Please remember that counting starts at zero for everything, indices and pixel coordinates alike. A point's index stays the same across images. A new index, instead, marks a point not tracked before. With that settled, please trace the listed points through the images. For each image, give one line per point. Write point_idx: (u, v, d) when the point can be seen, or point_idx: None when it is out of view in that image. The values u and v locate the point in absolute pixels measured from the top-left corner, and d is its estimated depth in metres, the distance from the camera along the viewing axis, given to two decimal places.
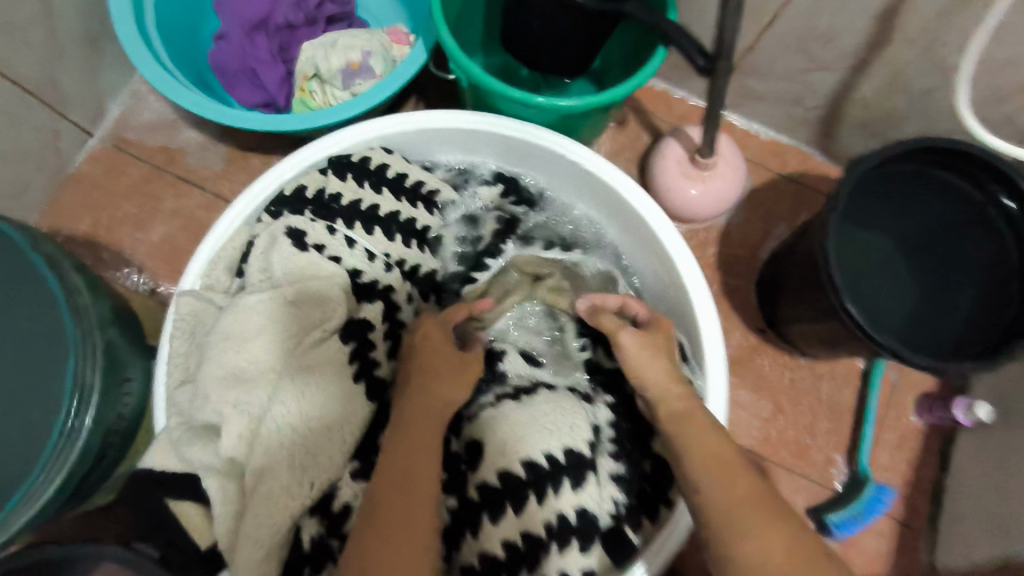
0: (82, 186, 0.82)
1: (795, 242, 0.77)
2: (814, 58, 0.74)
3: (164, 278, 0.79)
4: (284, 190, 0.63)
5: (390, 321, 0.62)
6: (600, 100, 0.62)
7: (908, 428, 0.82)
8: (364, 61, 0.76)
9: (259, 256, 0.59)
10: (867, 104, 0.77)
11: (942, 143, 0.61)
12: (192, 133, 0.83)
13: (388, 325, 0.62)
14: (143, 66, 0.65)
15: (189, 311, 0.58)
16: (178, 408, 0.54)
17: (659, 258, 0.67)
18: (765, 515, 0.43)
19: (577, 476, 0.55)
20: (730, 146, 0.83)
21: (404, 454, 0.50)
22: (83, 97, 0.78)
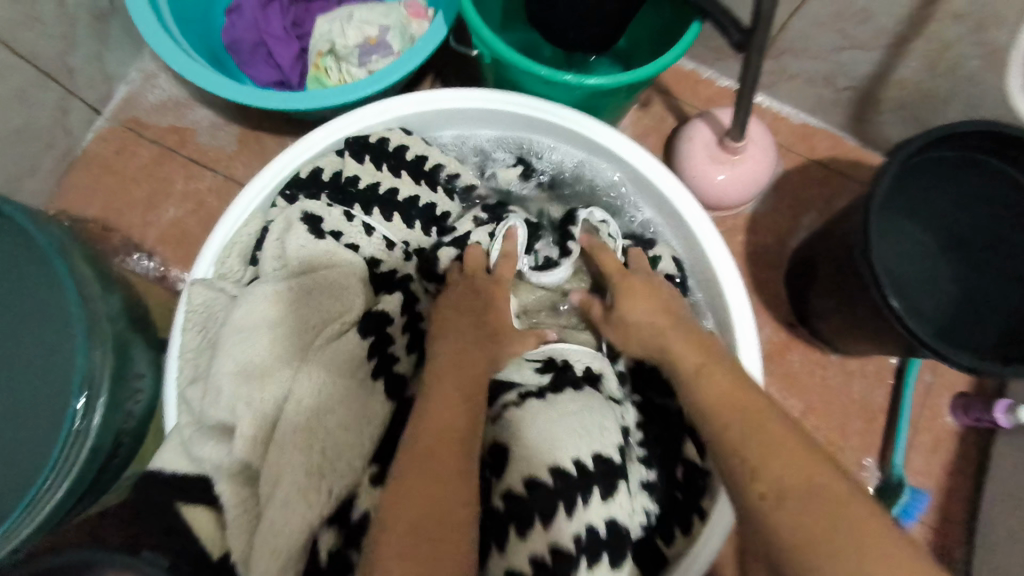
0: (91, 169, 0.79)
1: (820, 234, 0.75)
2: (850, 37, 0.70)
3: (175, 264, 0.77)
4: (299, 172, 0.60)
5: (409, 313, 0.59)
6: (632, 78, 0.59)
7: (941, 430, 0.79)
8: (382, 36, 0.73)
9: (275, 241, 0.56)
10: (905, 85, 0.73)
11: (994, 127, 0.57)
12: (203, 113, 0.81)
13: (407, 317, 0.59)
14: (172, 59, 0.63)
15: (202, 302, 0.56)
16: (190, 407, 0.53)
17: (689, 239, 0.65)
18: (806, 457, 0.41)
19: (607, 484, 0.51)
20: (760, 128, 0.79)
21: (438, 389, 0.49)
22: (91, 76, 0.75)
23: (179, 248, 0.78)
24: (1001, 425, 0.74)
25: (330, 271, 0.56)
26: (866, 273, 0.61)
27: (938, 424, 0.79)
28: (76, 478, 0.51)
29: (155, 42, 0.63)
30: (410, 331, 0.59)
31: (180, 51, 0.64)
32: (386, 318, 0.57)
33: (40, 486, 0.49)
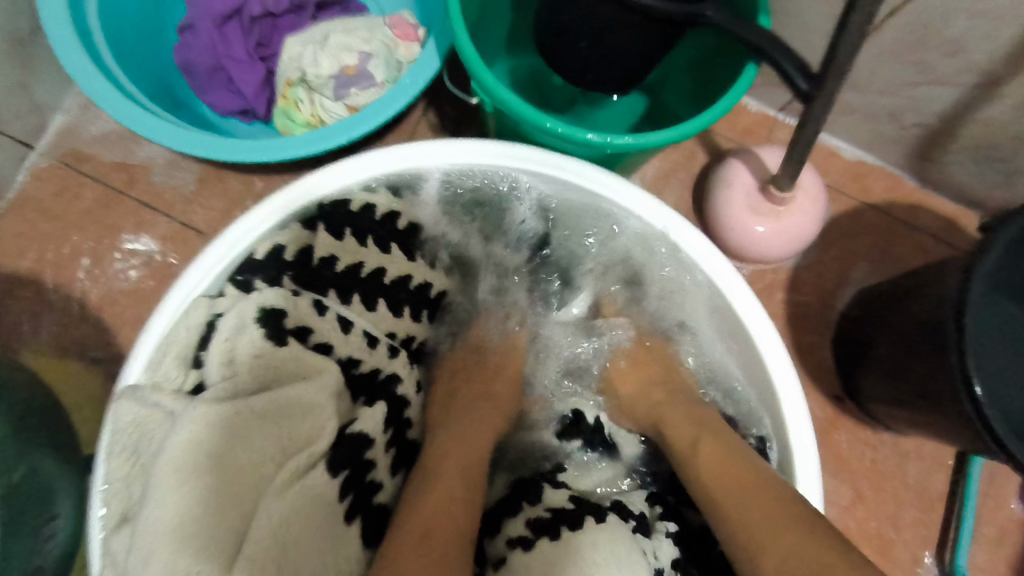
0: (24, 212, 0.68)
1: (875, 299, 0.65)
2: (928, 70, 0.58)
3: (122, 327, 0.66)
4: (254, 253, 0.48)
5: (397, 424, 0.53)
6: (670, 137, 0.47)
7: (1009, 520, 0.68)
8: (362, 65, 0.61)
9: (222, 343, 0.45)
10: (989, 126, 0.61)
11: None
12: (156, 147, 0.69)
13: (394, 429, 0.52)
14: (109, 105, 0.52)
15: (131, 420, 0.44)
16: (114, 559, 0.42)
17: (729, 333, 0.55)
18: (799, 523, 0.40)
19: None
20: (811, 174, 0.68)
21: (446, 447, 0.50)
22: (18, 104, 0.63)
23: (126, 308, 0.66)
24: None
25: (290, 386, 0.45)
26: (954, 360, 0.49)
27: (1006, 514, 0.68)
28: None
29: (84, 81, 0.52)
30: (395, 448, 0.52)
31: (118, 94, 0.53)
32: (365, 439, 0.49)
33: None
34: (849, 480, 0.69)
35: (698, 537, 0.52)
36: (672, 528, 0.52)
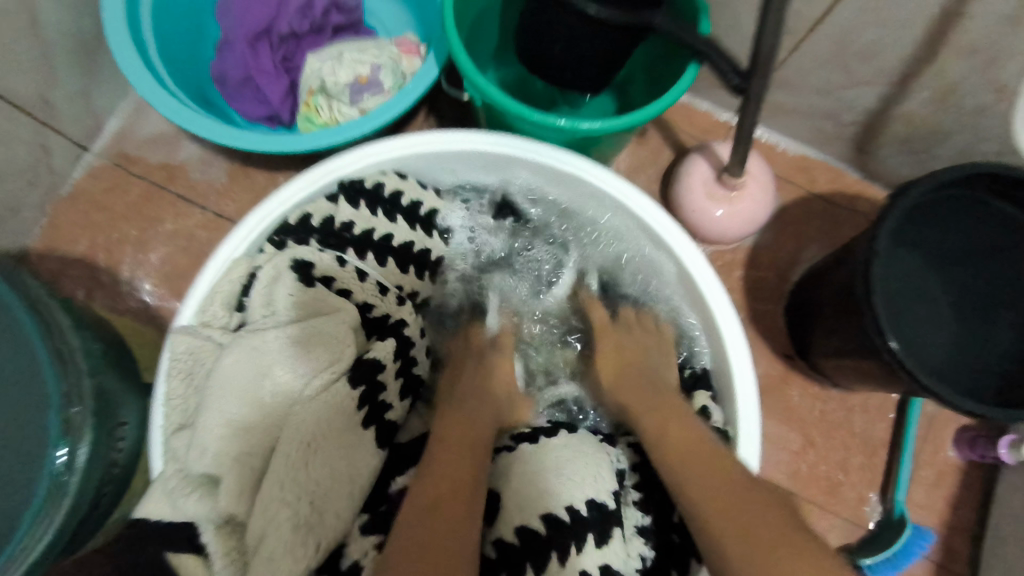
0: (78, 204, 0.78)
1: (813, 270, 0.76)
2: (852, 74, 0.68)
3: (164, 301, 0.76)
4: (288, 218, 0.59)
5: (402, 358, 0.59)
6: (629, 122, 0.58)
7: (946, 464, 0.77)
8: (373, 75, 0.72)
9: (261, 289, 0.55)
10: (909, 120, 0.71)
11: (1010, 173, 0.55)
12: (193, 148, 0.80)
13: (400, 363, 0.59)
14: (166, 110, 0.63)
15: (186, 350, 0.55)
16: (175, 455, 0.52)
17: (688, 288, 0.64)
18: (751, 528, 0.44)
19: (602, 532, 0.52)
20: (759, 164, 0.78)
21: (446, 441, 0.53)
22: (79, 111, 0.74)
23: (166, 285, 0.77)
24: (1005, 460, 0.72)
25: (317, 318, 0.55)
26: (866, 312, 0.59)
27: (942, 458, 0.77)
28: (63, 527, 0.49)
29: (140, 87, 0.63)
30: (403, 376, 0.59)
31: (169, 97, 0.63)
32: (379, 366, 0.56)
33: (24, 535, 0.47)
34: (802, 429, 0.78)
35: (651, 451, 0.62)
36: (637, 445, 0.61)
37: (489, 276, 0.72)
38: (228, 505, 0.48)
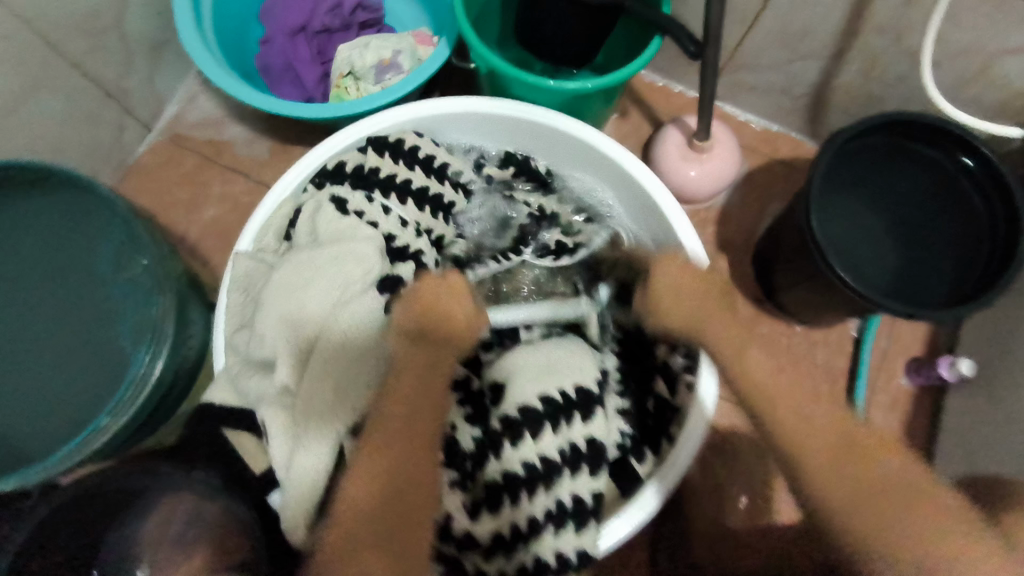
0: (141, 176, 0.91)
1: (778, 222, 0.84)
2: (796, 51, 0.81)
3: (215, 254, 0.89)
4: (326, 165, 0.72)
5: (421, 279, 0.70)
6: (607, 81, 0.70)
7: (898, 390, 0.88)
8: (394, 58, 0.85)
9: (306, 220, 0.68)
10: (848, 90, 0.83)
11: (920, 117, 0.68)
12: (238, 128, 0.93)
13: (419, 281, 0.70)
14: (226, 87, 0.75)
15: (244, 271, 0.66)
16: (236, 350, 0.63)
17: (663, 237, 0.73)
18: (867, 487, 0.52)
19: (586, 410, 0.61)
20: (724, 131, 0.90)
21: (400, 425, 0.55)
22: (145, 95, 0.88)
23: (217, 241, 0.89)
24: (947, 379, 0.82)
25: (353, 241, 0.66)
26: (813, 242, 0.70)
27: (895, 385, 0.88)
28: (140, 409, 0.61)
29: (203, 67, 0.76)
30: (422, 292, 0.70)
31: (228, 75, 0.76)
32: (401, 281, 0.67)
33: (114, 407, 0.59)
34: None
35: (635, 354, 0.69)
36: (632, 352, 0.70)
37: (501, 236, 0.79)
38: (285, 377, 0.59)
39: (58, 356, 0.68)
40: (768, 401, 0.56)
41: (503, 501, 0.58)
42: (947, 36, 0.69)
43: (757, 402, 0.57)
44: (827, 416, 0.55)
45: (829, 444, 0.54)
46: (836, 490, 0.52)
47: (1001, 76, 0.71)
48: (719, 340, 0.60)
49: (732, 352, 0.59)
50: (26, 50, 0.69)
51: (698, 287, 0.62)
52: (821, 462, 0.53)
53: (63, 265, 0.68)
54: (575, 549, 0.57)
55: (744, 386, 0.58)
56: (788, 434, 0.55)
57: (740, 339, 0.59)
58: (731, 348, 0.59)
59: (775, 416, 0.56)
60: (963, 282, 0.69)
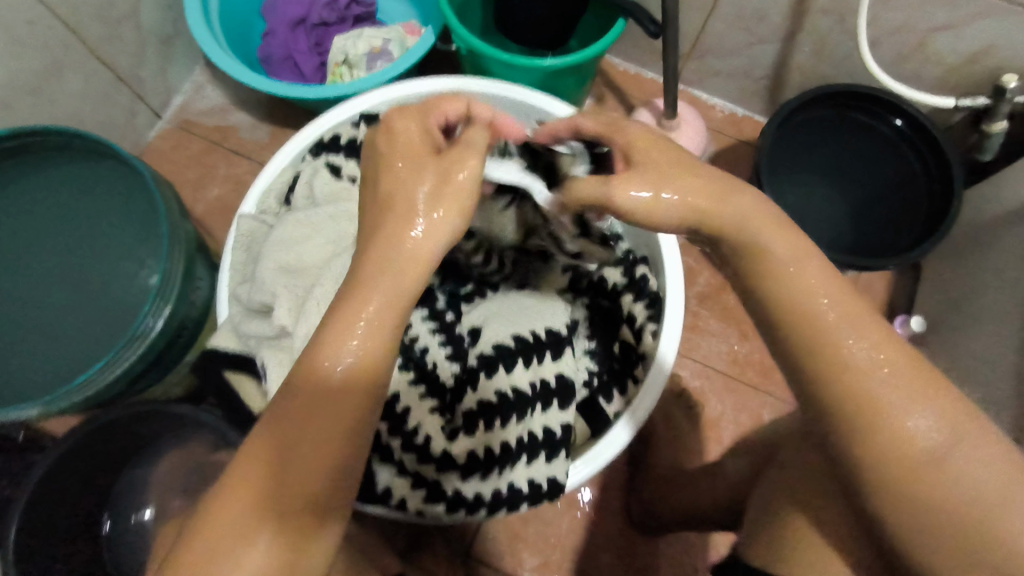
0: (151, 159, 0.99)
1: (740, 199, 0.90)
2: (754, 34, 0.88)
3: (219, 230, 0.96)
4: (323, 138, 0.78)
5: None
6: (577, 57, 0.77)
7: None
8: (384, 47, 0.93)
9: (304, 184, 0.75)
10: (803, 70, 0.91)
11: (859, 88, 0.74)
12: (241, 115, 1.00)
13: None
14: (229, 68, 0.82)
15: (247, 229, 0.73)
16: (237, 299, 0.69)
17: None
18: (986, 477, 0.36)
19: (557, 350, 0.67)
20: (691, 112, 0.97)
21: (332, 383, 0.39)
22: (156, 84, 0.96)
23: (221, 218, 0.96)
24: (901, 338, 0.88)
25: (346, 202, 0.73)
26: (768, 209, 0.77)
27: None
28: (145, 354, 0.64)
29: (212, 56, 0.83)
30: None
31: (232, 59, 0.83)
32: None
33: (121, 348, 0.62)
34: (737, 324, 0.91)
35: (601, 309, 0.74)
36: (604, 305, 0.74)
37: None
38: (283, 319, 0.65)
39: (80, 302, 0.76)
40: (866, 378, 0.37)
41: (478, 427, 0.64)
42: (882, 15, 0.77)
43: (827, 370, 0.38)
44: (921, 376, 0.37)
45: (946, 420, 0.36)
46: (922, 490, 0.36)
47: (936, 51, 0.78)
48: (779, 285, 0.40)
49: (827, 322, 0.38)
50: (51, 34, 0.77)
51: (709, 184, 0.43)
52: (920, 446, 0.36)
53: (86, 219, 0.77)
54: (547, 477, 0.62)
55: (817, 360, 0.38)
56: (876, 406, 0.36)
57: (852, 315, 0.38)
58: (793, 294, 0.39)
59: (875, 392, 0.37)
60: (905, 240, 0.76)
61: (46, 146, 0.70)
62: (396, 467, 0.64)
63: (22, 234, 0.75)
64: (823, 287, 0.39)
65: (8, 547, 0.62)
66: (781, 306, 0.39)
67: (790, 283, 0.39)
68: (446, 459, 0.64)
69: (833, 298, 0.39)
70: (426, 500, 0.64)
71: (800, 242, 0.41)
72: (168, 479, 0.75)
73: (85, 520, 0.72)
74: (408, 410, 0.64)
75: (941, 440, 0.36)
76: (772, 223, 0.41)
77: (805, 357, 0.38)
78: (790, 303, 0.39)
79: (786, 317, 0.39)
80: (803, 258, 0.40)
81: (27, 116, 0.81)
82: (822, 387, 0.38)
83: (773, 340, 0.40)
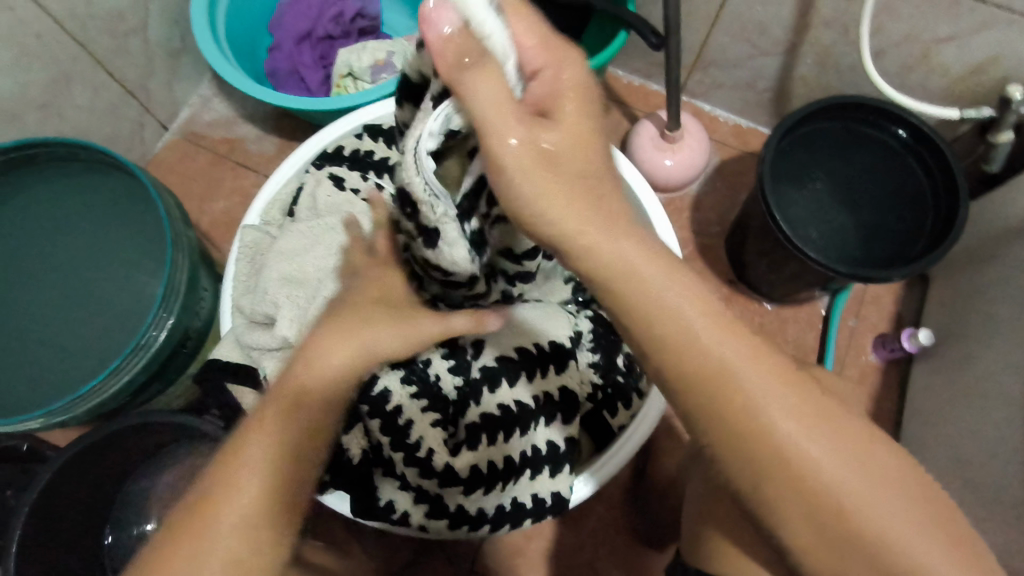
0: (158, 171, 0.99)
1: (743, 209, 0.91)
2: (756, 46, 0.88)
3: (224, 241, 0.96)
4: (327, 150, 0.78)
5: None
6: None
7: (867, 365, 0.92)
8: (388, 58, 0.93)
9: (307, 195, 0.74)
10: (806, 81, 0.91)
11: (864, 100, 0.74)
12: (247, 127, 1.01)
13: None
14: (233, 80, 0.83)
15: (251, 241, 0.73)
16: (241, 310, 0.70)
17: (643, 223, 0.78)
18: (900, 496, 0.37)
19: (560, 363, 0.67)
20: (694, 123, 0.97)
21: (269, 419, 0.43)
22: (163, 97, 0.97)
23: (226, 231, 0.97)
24: (910, 351, 0.87)
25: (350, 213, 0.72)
26: (773, 221, 0.76)
27: (864, 360, 0.92)
28: (146, 366, 0.64)
29: (219, 69, 0.84)
30: None
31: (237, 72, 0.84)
32: None
33: (123, 359, 0.62)
34: None
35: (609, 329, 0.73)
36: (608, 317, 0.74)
37: None
38: (287, 331, 0.65)
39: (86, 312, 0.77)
40: (761, 411, 0.36)
41: (482, 441, 0.63)
42: (886, 26, 0.77)
43: (718, 411, 0.37)
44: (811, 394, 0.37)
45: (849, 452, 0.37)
46: (825, 522, 0.37)
47: (940, 62, 0.78)
48: (662, 318, 0.37)
49: (714, 352, 0.36)
50: (60, 47, 0.78)
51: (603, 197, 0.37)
52: (820, 480, 0.36)
53: (92, 228, 0.78)
54: (551, 491, 0.63)
55: (704, 391, 0.37)
56: (766, 431, 0.36)
57: (739, 335, 0.37)
58: (670, 304, 0.37)
59: (770, 425, 0.36)
60: (911, 251, 0.76)
61: (51, 158, 0.70)
62: (400, 481, 0.63)
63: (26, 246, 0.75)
64: (701, 320, 0.37)
65: (11, 560, 0.62)
66: (659, 335, 0.37)
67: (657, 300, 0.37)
68: (449, 474, 0.62)
69: (694, 306, 0.37)
70: (429, 514, 0.63)
71: (664, 264, 0.37)
72: (171, 492, 0.75)
73: (84, 533, 0.71)
74: (411, 422, 0.61)
75: (843, 473, 0.36)
76: (640, 251, 0.37)
77: (699, 395, 0.37)
78: (674, 332, 0.37)
79: (673, 338, 0.36)
80: (680, 287, 0.37)
81: (36, 128, 0.82)
82: (712, 422, 0.37)
83: (662, 375, 0.38)
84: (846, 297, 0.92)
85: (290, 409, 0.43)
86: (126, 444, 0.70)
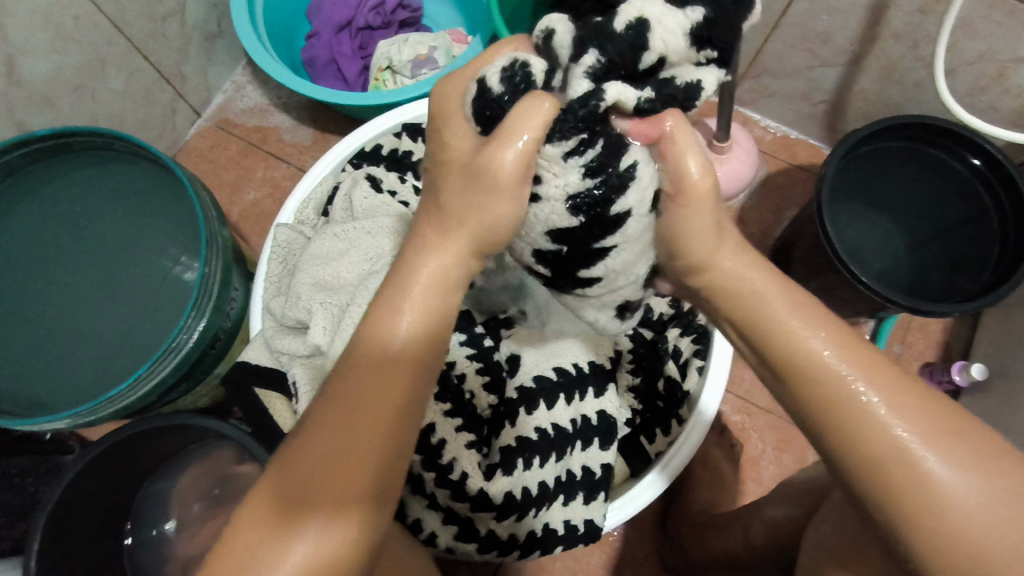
0: (189, 158, 0.97)
1: (789, 227, 0.87)
2: (816, 56, 0.83)
3: (253, 233, 0.94)
4: (364, 147, 0.76)
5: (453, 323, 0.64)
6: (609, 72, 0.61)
7: None
8: (429, 53, 0.90)
9: (343, 198, 0.73)
10: (867, 96, 0.86)
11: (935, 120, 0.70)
12: (281, 116, 0.98)
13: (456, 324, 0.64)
14: (269, 70, 0.80)
15: (284, 239, 0.70)
16: (272, 314, 0.68)
17: None
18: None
19: (600, 385, 0.64)
20: (743, 133, 0.92)
21: (346, 410, 0.36)
22: (198, 82, 0.94)
23: (255, 224, 0.95)
24: (960, 383, 0.83)
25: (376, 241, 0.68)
26: (825, 246, 0.72)
27: None
28: (177, 366, 0.62)
29: (255, 56, 0.81)
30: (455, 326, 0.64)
31: (270, 60, 0.81)
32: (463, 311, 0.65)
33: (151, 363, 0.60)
34: None
35: (646, 359, 0.69)
36: (649, 336, 0.71)
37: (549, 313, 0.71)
38: (319, 338, 0.62)
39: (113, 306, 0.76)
40: (868, 414, 0.35)
41: (517, 466, 0.61)
42: (961, 43, 0.72)
43: (845, 435, 0.35)
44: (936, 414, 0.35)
45: (987, 479, 0.34)
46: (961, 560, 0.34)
47: (1016, 84, 0.73)
48: (785, 348, 0.37)
49: (851, 393, 0.35)
50: (96, 30, 0.76)
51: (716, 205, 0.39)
52: (978, 529, 0.33)
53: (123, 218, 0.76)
54: (584, 519, 0.60)
55: (836, 408, 0.35)
56: (893, 470, 0.34)
57: (844, 342, 0.36)
58: (798, 339, 0.36)
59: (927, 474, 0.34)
60: (975, 279, 0.72)
61: (88, 146, 0.69)
62: (428, 500, 0.61)
63: (54, 232, 0.74)
64: (817, 336, 0.36)
65: (32, 555, 0.61)
66: (775, 353, 0.37)
67: (781, 331, 0.37)
68: (482, 498, 0.60)
69: (805, 328, 0.37)
70: (458, 537, 0.61)
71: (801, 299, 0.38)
72: (191, 491, 0.74)
73: (106, 529, 0.70)
74: (443, 442, 0.60)
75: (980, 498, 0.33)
76: (782, 291, 0.38)
77: (837, 426, 0.35)
78: (802, 365, 0.36)
79: (807, 388, 0.36)
80: (807, 323, 0.37)
81: (70, 112, 0.80)
82: (861, 465, 0.35)
83: (798, 415, 0.37)
84: (893, 323, 0.88)
85: (345, 368, 0.37)
86: (147, 442, 0.68)
